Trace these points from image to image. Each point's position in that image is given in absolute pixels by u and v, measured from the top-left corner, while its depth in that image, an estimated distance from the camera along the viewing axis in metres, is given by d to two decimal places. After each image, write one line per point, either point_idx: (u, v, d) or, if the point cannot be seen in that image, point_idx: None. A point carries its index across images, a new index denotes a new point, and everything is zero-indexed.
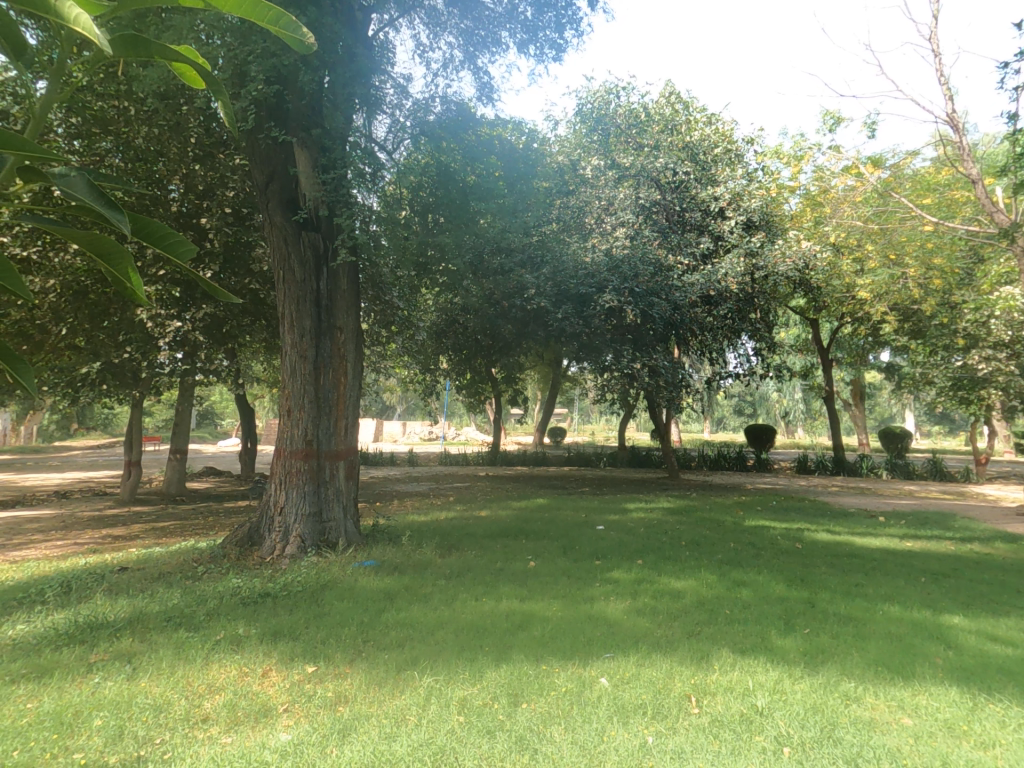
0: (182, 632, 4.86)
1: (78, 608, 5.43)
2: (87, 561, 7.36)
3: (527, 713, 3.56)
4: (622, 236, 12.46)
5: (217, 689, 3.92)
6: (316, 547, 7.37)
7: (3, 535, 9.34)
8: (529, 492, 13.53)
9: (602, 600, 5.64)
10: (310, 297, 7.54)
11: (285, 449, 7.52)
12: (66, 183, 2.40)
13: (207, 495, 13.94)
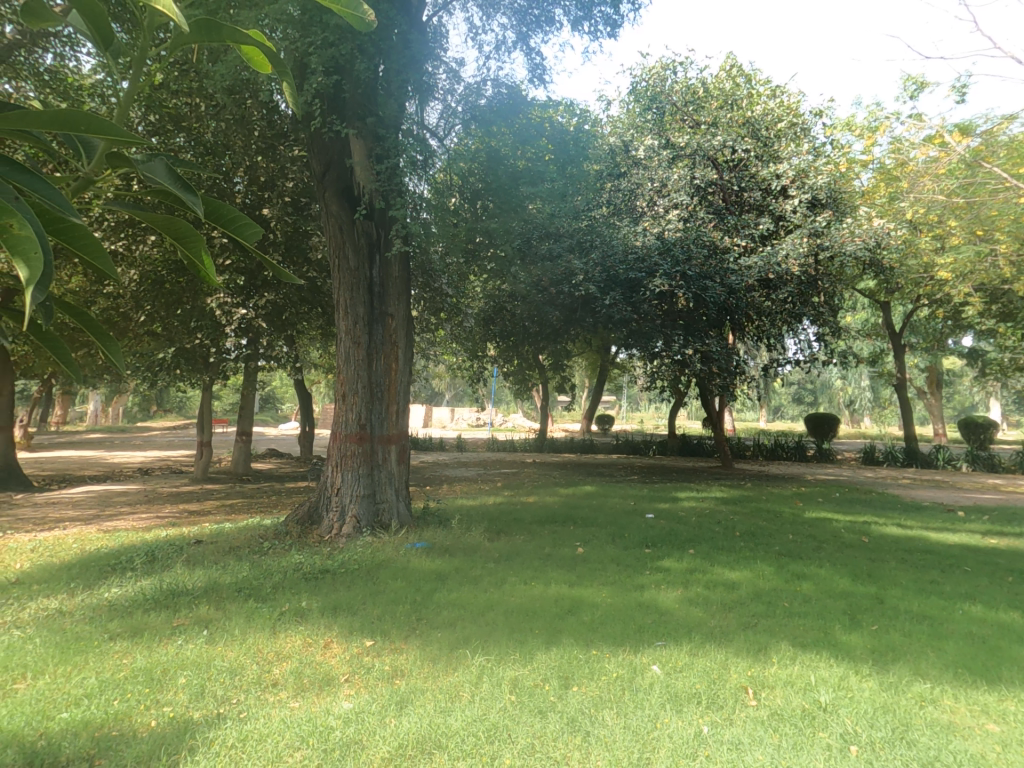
0: (252, 602, 5.17)
1: (161, 576, 5.86)
2: (166, 533, 7.92)
3: (579, 696, 3.58)
4: (675, 218, 12.13)
5: (285, 657, 4.15)
6: (370, 527, 7.63)
7: (94, 507, 10.19)
8: (578, 479, 13.50)
9: (653, 588, 5.59)
10: (362, 285, 7.73)
11: (340, 433, 7.81)
12: (147, 168, 2.44)
13: (270, 476, 14.68)
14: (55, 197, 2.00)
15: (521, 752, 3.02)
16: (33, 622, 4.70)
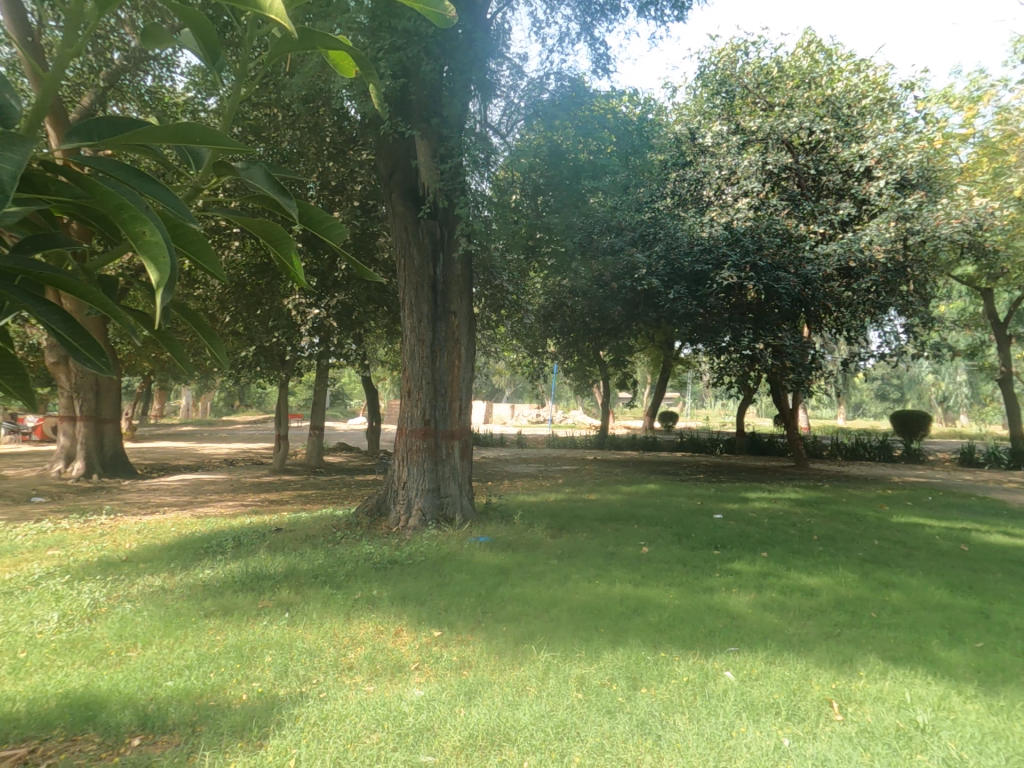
0: (328, 588, 5.43)
1: (246, 560, 6.26)
2: (250, 520, 8.46)
3: (649, 698, 3.51)
4: (744, 207, 11.64)
5: (358, 643, 4.33)
6: (435, 520, 7.81)
7: (185, 494, 11.04)
8: (641, 477, 13.26)
9: (723, 591, 5.39)
10: (427, 284, 7.93)
11: (406, 428, 8.03)
12: (247, 174, 2.58)
13: (340, 468, 15.36)
14: (174, 200, 2.11)
15: (590, 751, 3.00)
16: (139, 597, 5.16)
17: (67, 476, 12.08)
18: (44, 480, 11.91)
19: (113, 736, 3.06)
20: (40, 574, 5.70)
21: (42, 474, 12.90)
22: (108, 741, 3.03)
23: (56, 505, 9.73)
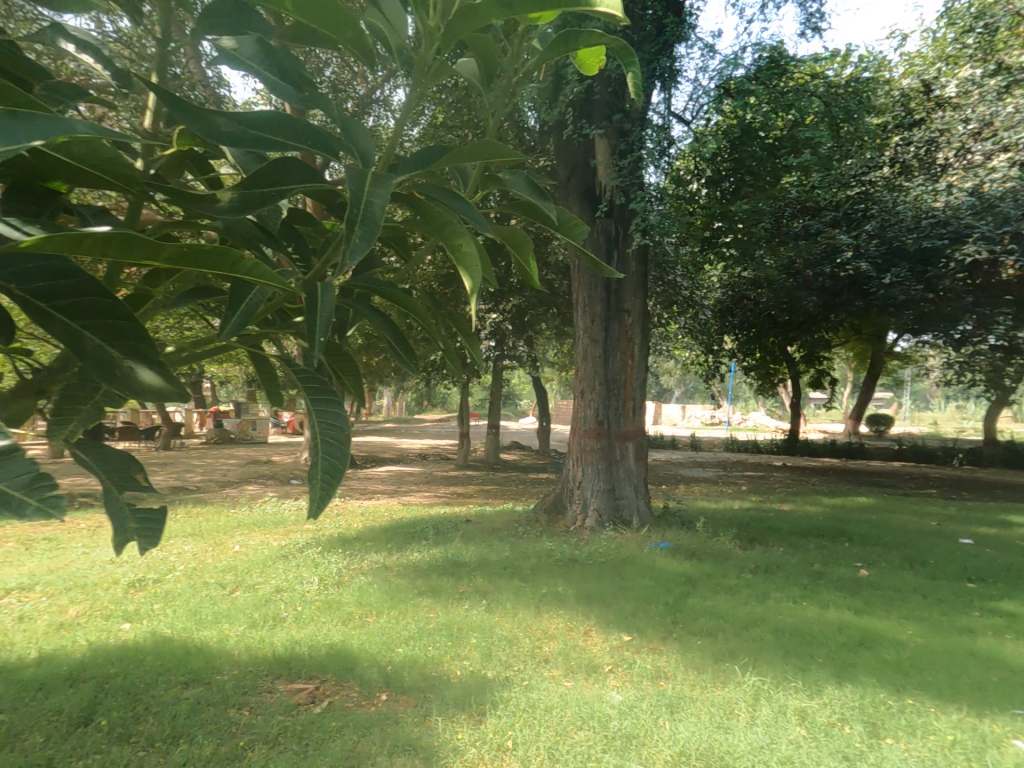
0: (517, 580, 5.66)
1: (443, 546, 6.82)
2: (441, 509, 9.25)
3: (897, 752, 2.98)
4: (1007, 163, 8.96)
5: (552, 637, 4.41)
6: (613, 522, 7.71)
7: (386, 483, 12.52)
8: (844, 487, 11.62)
9: (984, 635, 4.40)
10: (601, 283, 7.86)
11: (579, 428, 8.01)
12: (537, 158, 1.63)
13: (514, 465, 16.10)
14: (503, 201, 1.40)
15: None
16: (361, 570, 5.93)
17: (309, 462, 14.59)
18: (293, 464, 14.58)
19: (368, 688, 3.51)
20: (298, 543, 6.89)
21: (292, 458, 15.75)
22: (365, 691, 3.50)
23: (293, 486, 11.72)
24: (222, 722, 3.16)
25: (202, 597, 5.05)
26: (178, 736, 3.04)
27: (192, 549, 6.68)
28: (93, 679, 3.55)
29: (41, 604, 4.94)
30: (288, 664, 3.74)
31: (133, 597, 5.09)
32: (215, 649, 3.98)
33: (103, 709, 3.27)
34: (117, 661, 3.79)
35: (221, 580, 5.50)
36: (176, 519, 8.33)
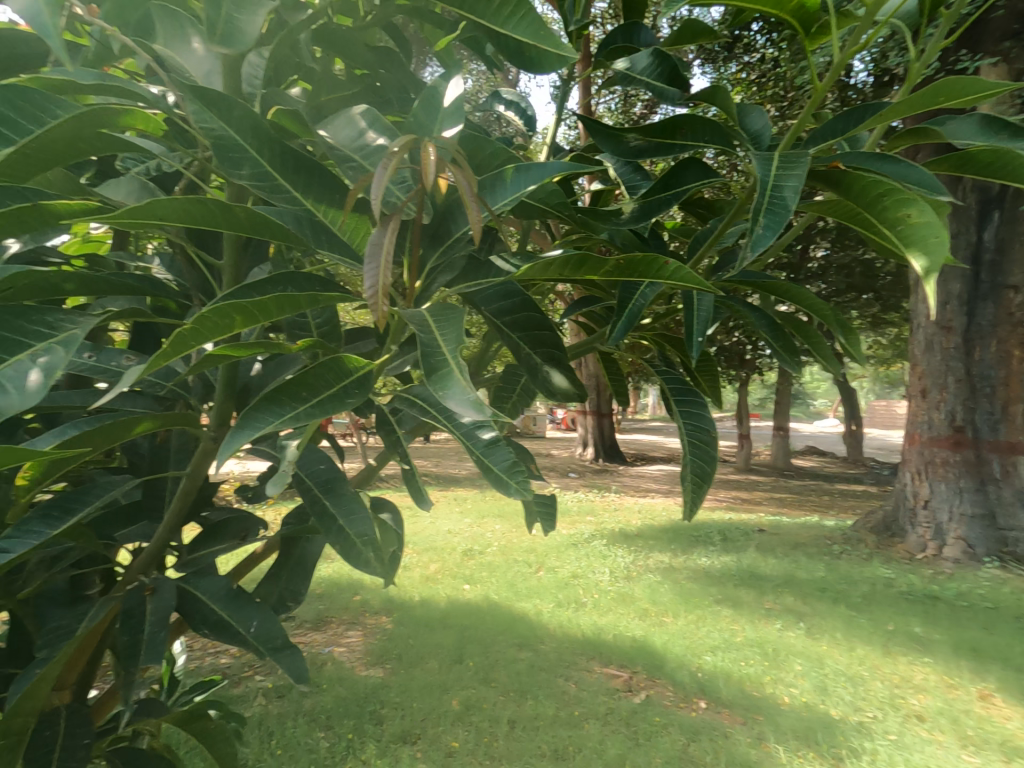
0: (844, 608, 4.86)
1: (740, 555, 6.37)
2: (732, 515, 8.66)
3: None
4: None
5: (921, 690, 3.67)
6: (995, 557, 5.96)
7: (666, 482, 12.36)
8: None
9: None
10: (969, 251, 6.18)
11: (922, 436, 6.43)
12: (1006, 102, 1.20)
13: (813, 472, 14.13)
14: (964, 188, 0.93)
15: None
16: (658, 568, 5.96)
17: (583, 458, 15.22)
18: (572, 458, 15.50)
19: (684, 692, 3.61)
20: (588, 534, 7.26)
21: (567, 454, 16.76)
22: (683, 698, 3.56)
23: (581, 478, 12.49)
24: (555, 695, 3.59)
25: (517, 570, 5.81)
26: (525, 692, 3.63)
27: (500, 529, 7.64)
28: (455, 627, 4.45)
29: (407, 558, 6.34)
30: (603, 649, 4.05)
31: (466, 564, 6.09)
32: (537, 619, 4.58)
33: (466, 653, 4.10)
34: (467, 614, 4.69)
35: (535, 560, 6.19)
36: (486, 500, 9.69)
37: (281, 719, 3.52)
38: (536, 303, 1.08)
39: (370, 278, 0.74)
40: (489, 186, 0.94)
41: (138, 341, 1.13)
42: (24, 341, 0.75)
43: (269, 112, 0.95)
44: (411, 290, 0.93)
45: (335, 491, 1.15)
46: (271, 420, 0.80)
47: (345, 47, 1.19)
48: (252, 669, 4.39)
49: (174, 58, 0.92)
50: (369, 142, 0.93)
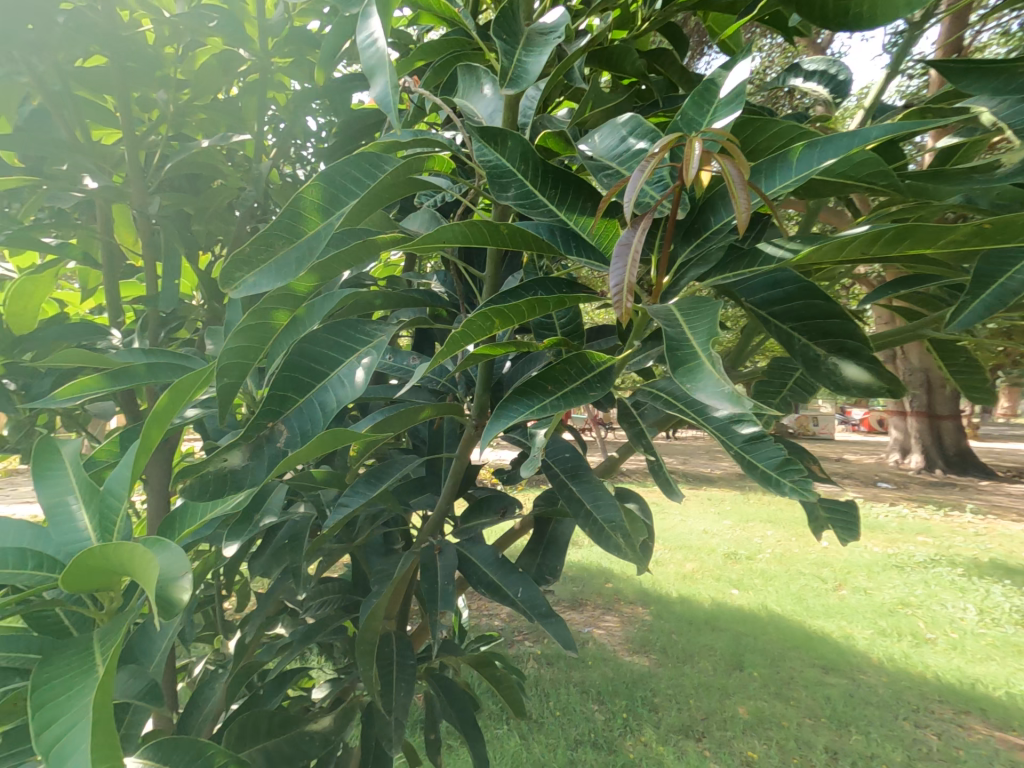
0: None
1: None
2: None
3: None
4: None
5: None
6: None
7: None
8: None
9: None
10: None
11: None
12: None
13: None
14: None
15: None
16: None
17: (901, 466, 12.70)
18: (879, 466, 12.99)
19: None
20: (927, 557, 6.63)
21: (879, 460, 14.20)
22: None
23: (885, 491, 10.53)
24: (873, 723, 3.79)
25: (806, 587, 5.82)
26: (846, 723, 3.79)
27: (786, 545, 7.00)
28: (726, 633, 4.82)
29: (661, 555, 6.65)
30: (979, 705, 3.99)
31: (733, 567, 6.24)
32: (850, 647, 4.66)
33: (747, 662, 4.44)
34: (743, 623, 5.01)
35: (848, 579, 6.01)
36: (780, 502, 9.22)
37: (555, 684, 4.20)
38: (821, 287, 0.89)
39: (615, 276, 0.73)
40: (764, 172, 0.80)
41: (420, 344, 1.39)
42: (353, 346, 0.98)
43: (540, 137, 1.06)
44: (658, 286, 0.87)
45: (579, 475, 1.17)
46: (524, 410, 0.82)
47: (614, 63, 1.17)
48: (521, 635, 5.02)
49: (469, 106, 1.01)
50: (629, 151, 0.90)
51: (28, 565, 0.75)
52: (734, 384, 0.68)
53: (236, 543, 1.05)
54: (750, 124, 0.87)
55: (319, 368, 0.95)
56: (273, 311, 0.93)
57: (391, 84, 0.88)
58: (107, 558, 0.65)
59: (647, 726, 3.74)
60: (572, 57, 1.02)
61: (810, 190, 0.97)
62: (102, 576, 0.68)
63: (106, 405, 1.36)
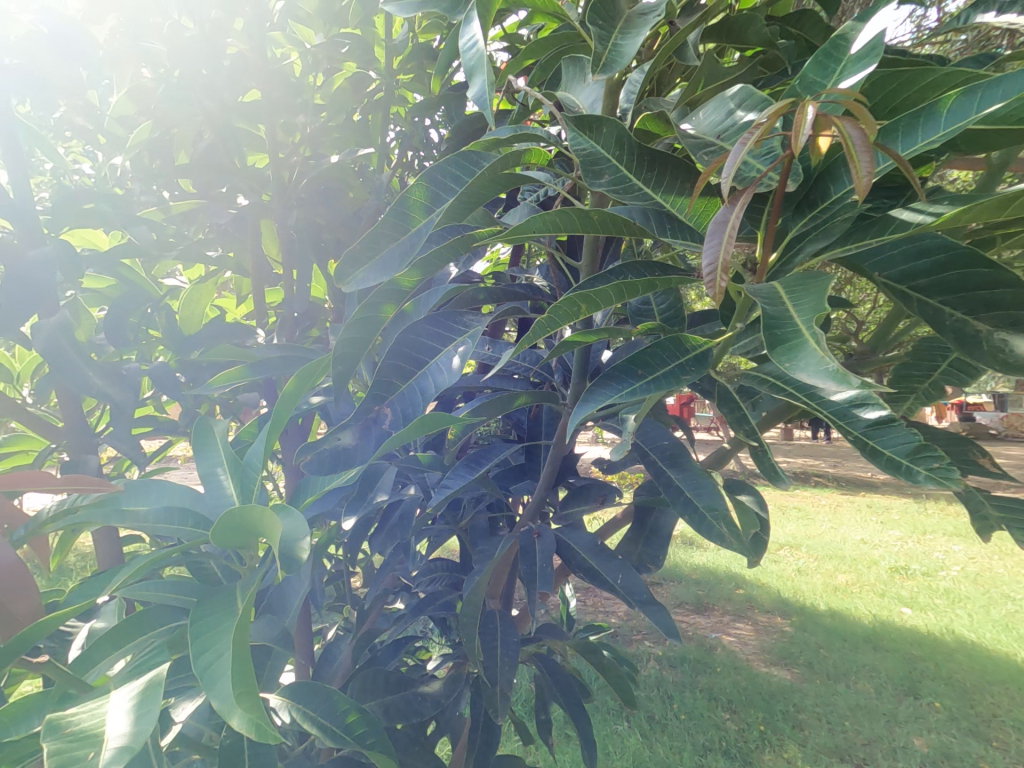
0: None
1: None
2: None
3: None
4: None
5: None
6: None
7: None
8: None
9: None
10: None
11: None
12: None
13: None
14: None
15: None
16: None
17: None
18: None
19: None
20: None
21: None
22: None
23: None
24: None
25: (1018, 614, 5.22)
26: None
27: (965, 570, 6.16)
28: (892, 653, 4.46)
29: (804, 563, 6.25)
30: None
31: (903, 583, 5.80)
32: None
33: (924, 690, 4.04)
34: (919, 646, 4.58)
35: None
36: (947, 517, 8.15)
37: (678, 686, 4.06)
38: (979, 251, 0.76)
39: (708, 253, 0.65)
40: (899, 132, 0.70)
41: (519, 334, 1.43)
42: (450, 336, 1.04)
43: (640, 121, 0.97)
44: (762, 265, 0.80)
45: (679, 462, 1.10)
46: (614, 393, 0.79)
47: (737, 34, 1.01)
48: (640, 635, 4.95)
49: (571, 98, 1.01)
50: (735, 125, 0.81)
51: (187, 525, 0.89)
52: (840, 362, 0.60)
53: (353, 517, 1.18)
54: (886, 79, 0.76)
55: (419, 356, 1.02)
56: (381, 304, 1.01)
57: (487, 85, 0.83)
58: (246, 520, 0.76)
59: (790, 743, 3.53)
60: (685, 30, 0.90)
61: (977, 143, 0.79)
62: (245, 535, 0.80)
63: (254, 395, 1.57)
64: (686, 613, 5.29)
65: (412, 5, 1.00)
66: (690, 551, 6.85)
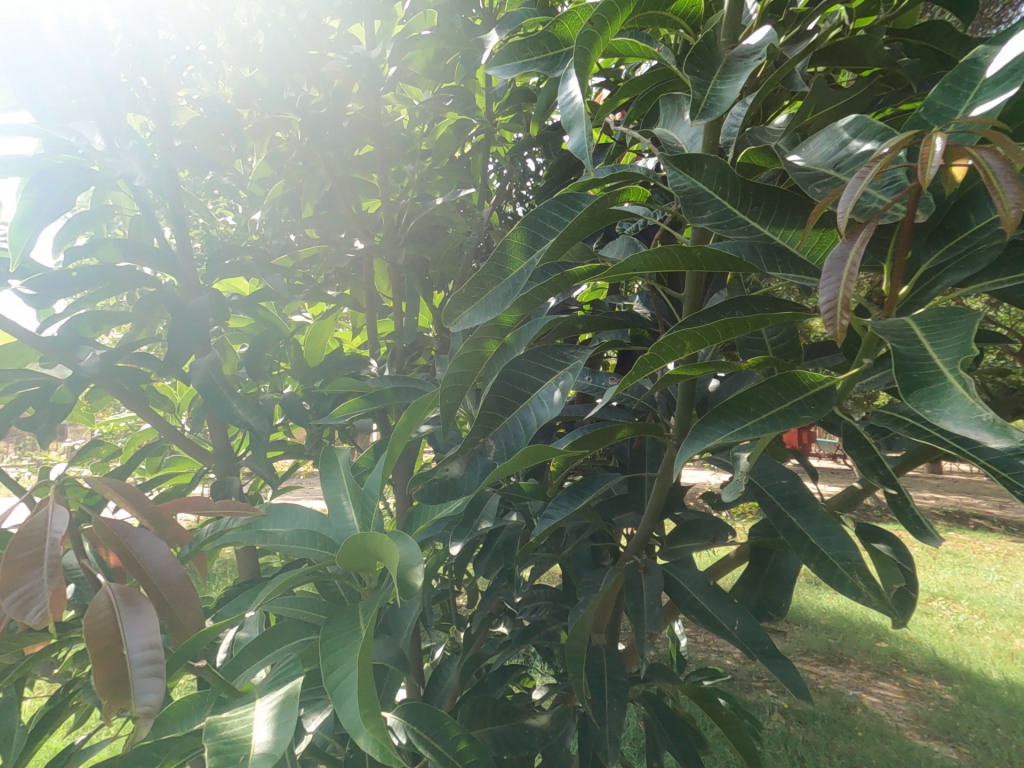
0: None
1: None
2: None
3: None
4: None
5: None
6: None
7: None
8: None
9: None
10: None
11: None
12: None
13: None
14: None
15: None
16: None
17: None
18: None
19: None
20: None
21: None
22: None
23: None
24: None
25: None
26: None
27: None
28: None
29: (964, 618, 5.44)
30: None
31: None
32: None
33: None
34: None
35: None
36: None
37: (809, 746, 3.69)
38: None
39: (825, 289, 0.62)
40: None
41: (621, 365, 1.43)
42: (552, 370, 1.07)
43: (742, 155, 0.95)
44: (891, 298, 0.74)
45: (800, 504, 1.03)
46: (722, 432, 0.76)
47: (850, 56, 0.96)
48: (761, 682, 4.58)
49: (669, 134, 1.01)
50: (852, 155, 0.76)
51: (316, 545, 0.98)
52: (994, 409, 0.53)
53: (460, 543, 1.22)
54: None
55: (521, 390, 1.06)
56: (484, 341, 1.05)
57: (586, 135, 0.86)
58: (368, 545, 0.83)
59: None
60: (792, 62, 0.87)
61: None
62: (365, 557, 0.86)
63: (369, 423, 1.70)
64: (816, 663, 4.81)
65: (512, 66, 1.06)
66: (817, 593, 6.24)
